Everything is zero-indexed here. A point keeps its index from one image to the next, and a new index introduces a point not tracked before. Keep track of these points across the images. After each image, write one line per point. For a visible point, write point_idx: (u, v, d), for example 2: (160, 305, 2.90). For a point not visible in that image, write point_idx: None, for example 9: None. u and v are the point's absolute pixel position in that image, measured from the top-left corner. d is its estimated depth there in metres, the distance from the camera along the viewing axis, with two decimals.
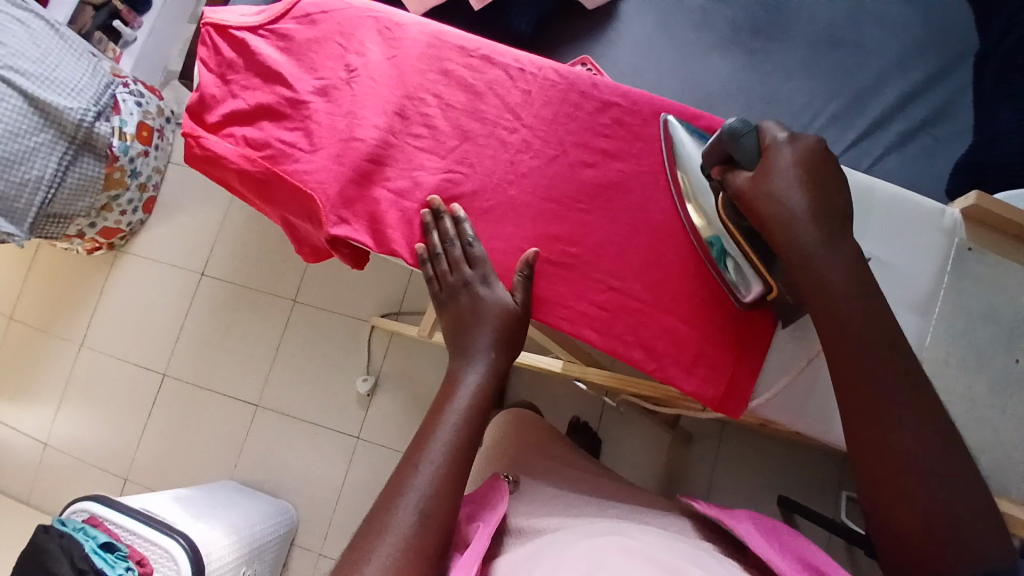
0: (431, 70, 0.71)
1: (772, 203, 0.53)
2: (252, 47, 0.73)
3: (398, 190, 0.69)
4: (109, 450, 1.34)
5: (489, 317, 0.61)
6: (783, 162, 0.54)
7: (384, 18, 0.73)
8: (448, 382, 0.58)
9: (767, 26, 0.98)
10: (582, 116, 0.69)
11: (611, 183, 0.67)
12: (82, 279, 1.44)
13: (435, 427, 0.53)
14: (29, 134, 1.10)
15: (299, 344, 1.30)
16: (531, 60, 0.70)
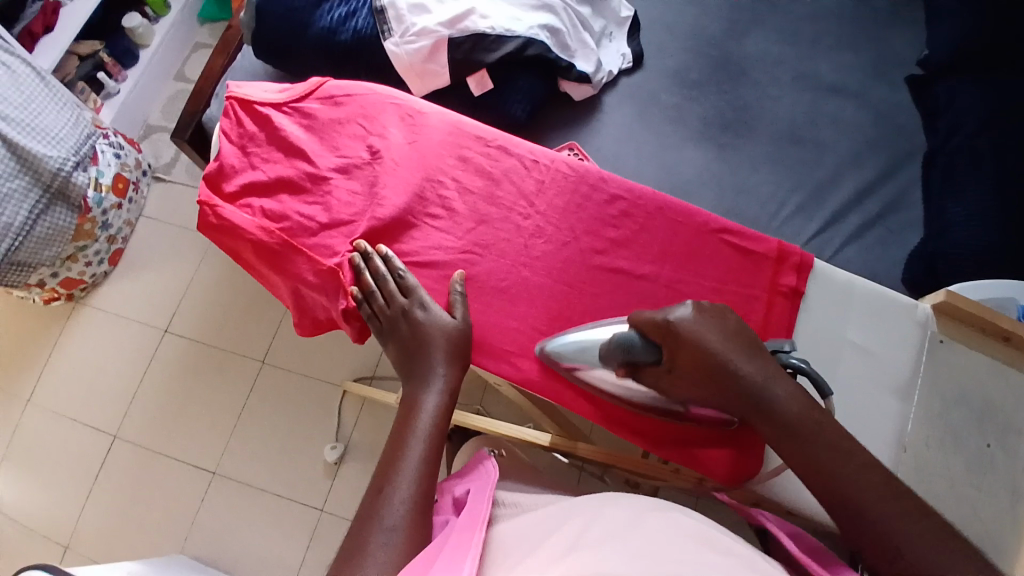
0: (450, 155, 0.74)
1: (699, 368, 0.56)
2: (277, 123, 0.76)
3: (418, 267, 0.71)
4: (49, 519, 1.24)
5: (433, 339, 0.66)
6: (688, 359, 0.56)
7: (406, 105, 0.77)
8: (407, 407, 0.63)
9: (737, 123, 1.05)
10: (593, 207, 0.72)
11: (620, 269, 0.70)
12: (36, 332, 1.37)
13: (401, 456, 0.59)
14: (5, 180, 1.09)
15: (265, 407, 1.26)
16: (545, 153, 0.75)
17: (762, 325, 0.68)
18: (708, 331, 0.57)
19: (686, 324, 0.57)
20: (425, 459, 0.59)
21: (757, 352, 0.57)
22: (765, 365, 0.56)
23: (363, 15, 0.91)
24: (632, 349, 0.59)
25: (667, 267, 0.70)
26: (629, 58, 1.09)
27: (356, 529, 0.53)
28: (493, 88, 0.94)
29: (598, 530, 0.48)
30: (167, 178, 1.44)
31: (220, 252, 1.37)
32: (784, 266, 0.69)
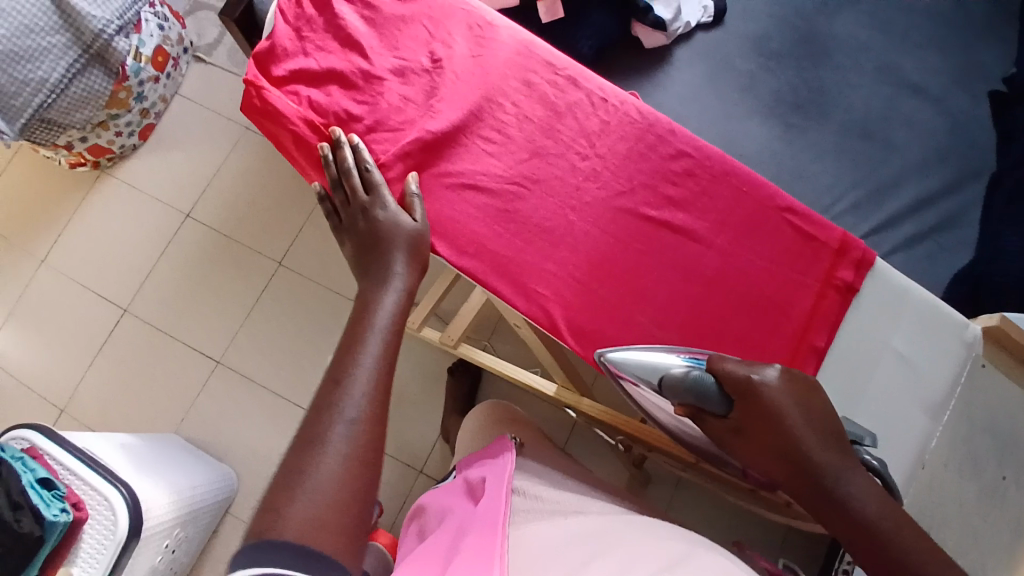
0: (515, 77, 0.70)
1: (770, 444, 0.52)
2: (338, 11, 0.71)
3: (462, 189, 0.67)
4: (52, 378, 1.27)
5: (398, 239, 0.62)
6: (769, 415, 0.52)
7: (477, 16, 0.72)
8: (363, 300, 0.58)
9: (808, 105, 1.00)
10: (656, 159, 0.68)
11: (671, 229, 0.67)
12: (58, 194, 1.37)
13: (359, 347, 0.53)
14: (44, 33, 1.07)
15: (275, 310, 1.25)
16: (615, 91, 0.70)
17: (809, 317, 0.64)
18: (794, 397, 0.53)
19: (772, 389, 0.53)
20: (385, 352, 0.54)
21: (839, 452, 0.52)
22: (847, 464, 0.51)
23: None
24: (706, 397, 0.55)
25: (721, 237, 0.66)
26: (710, 12, 1.02)
27: (309, 421, 0.48)
28: (564, 17, 0.89)
29: (647, 556, 0.49)
30: (210, 60, 1.39)
31: (252, 146, 1.34)
32: (844, 257, 0.65)
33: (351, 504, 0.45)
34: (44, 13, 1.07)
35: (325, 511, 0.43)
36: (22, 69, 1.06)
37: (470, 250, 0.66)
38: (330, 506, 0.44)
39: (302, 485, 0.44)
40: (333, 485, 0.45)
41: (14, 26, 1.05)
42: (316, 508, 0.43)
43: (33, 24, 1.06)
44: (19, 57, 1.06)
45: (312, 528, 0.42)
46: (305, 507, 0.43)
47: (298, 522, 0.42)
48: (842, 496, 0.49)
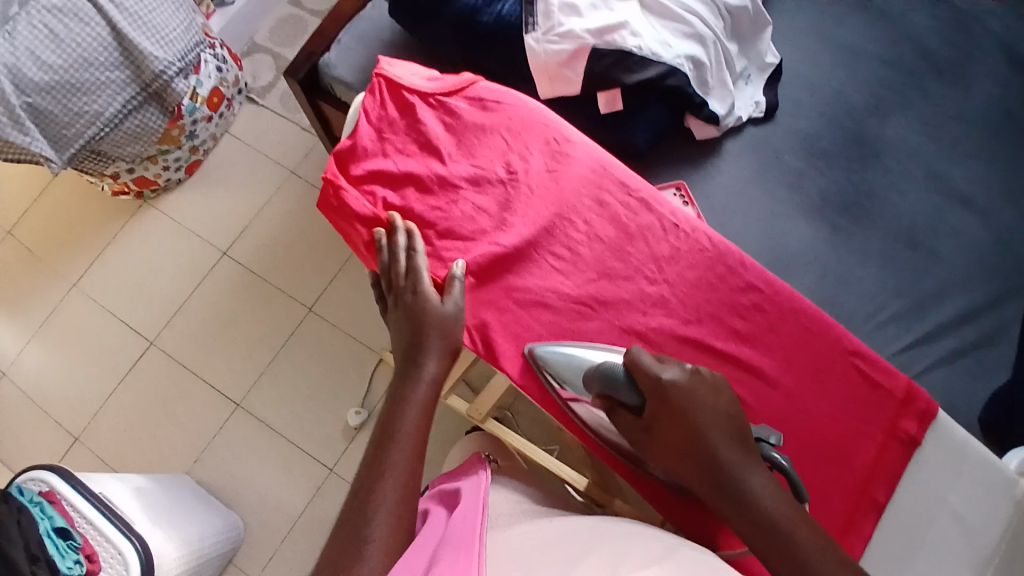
0: (588, 195, 0.71)
1: (676, 430, 0.58)
2: (419, 116, 0.74)
3: (526, 305, 0.68)
4: (72, 404, 1.27)
5: (433, 335, 0.65)
6: (665, 405, 0.58)
7: (555, 128, 0.73)
8: (390, 416, 0.62)
9: (857, 209, 1.00)
10: (727, 291, 0.68)
11: (739, 364, 0.67)
12: (99, 219, 1.39)
13: (386, 459, 0.58)
14: (104, 69, 1.09)
15: (301, 357, 1.25)
16: (689, 217, 0.70)
17: (870, 466, 0.66)
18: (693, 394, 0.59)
19: (676, 384, 0.59)
20: (407, 471, 0.58)
21: (746, 450, 0.57)
22: (749, 456, 0.57)
23: (511, 1, 0.86)
24: (615, 385, 0.61)
25: (788, 378, 0.67)
26: (762, 108, 1.02)
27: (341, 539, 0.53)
28: (622, 110, 0.88)
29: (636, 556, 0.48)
30: (261, 102, 1.42)
31: (293, 189, 1.36)
32: (907, 410, 0.65)
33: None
34: (103, 48, 1.08)
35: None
36: (78, 103, 1.08)
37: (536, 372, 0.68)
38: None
39: None
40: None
41: (74, 60, 1.06)
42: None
43: (91, 58, 1.07)
44: (75, 90, 1.07)
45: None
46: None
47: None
48: (738, 484, 0.55)
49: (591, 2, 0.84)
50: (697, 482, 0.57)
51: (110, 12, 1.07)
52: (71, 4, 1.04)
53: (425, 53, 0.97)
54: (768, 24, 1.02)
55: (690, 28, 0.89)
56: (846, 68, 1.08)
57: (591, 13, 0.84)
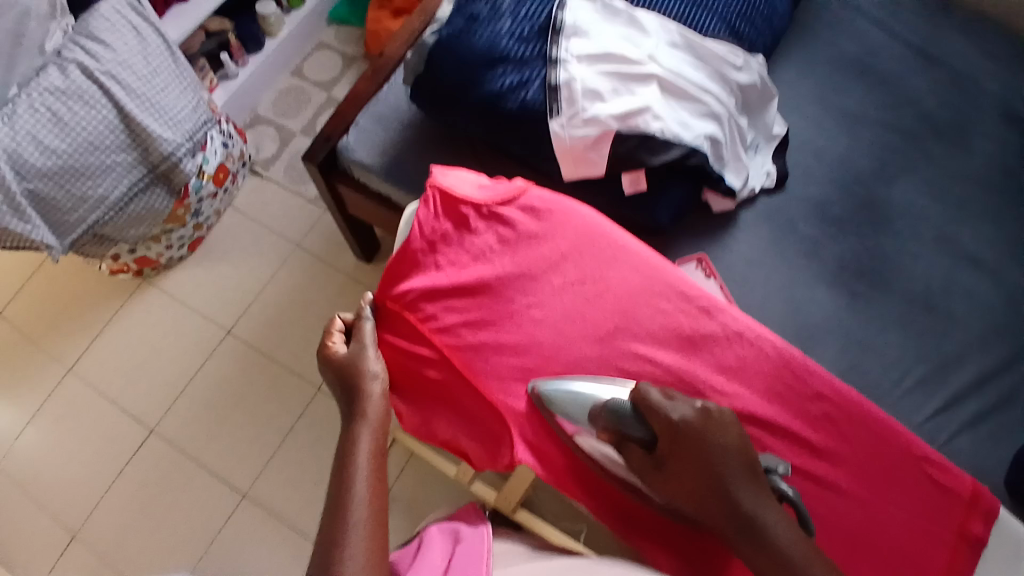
0: (647, 304, 0.70)
1: (691, 470, 0.58)
2: (473, 229, 0.75)
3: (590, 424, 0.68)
4: (69, 497, 1.21)
5: (361, 377, 0.70)
6: (687, 438, 0.59)
7: (609, 237, 0.73)
8: (344, 450, 0.66)
9: (873, 274, 1.00)
10: (796, 400, 0.68)
11: (811, 475, 0.66)
12: (96, 300, 1.35)
13: (349, 487, 0.62)
14: (110, 152, 1.07)
15: (311, 438, 1.22)
16: (752, 325, 0.69)
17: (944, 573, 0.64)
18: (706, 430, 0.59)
19: (689, 422, 0.59)
20: (369, 502, 0.62)
21: (753, 477, 0.58)
22: (760, 491, 0.57)
23: (534, 86, 0.87)
24: (623, 419, 0.61)
25: (863, 489, 0.66)
26: (773, 177, 1.02)
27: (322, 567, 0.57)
28: (646, 189, 0.89)
29: None
30: (266, 174, 1.43)
31: (299, 262, 1.35)
32: (976, 512, 0.65)
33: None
34: (109, 131, 1.06)
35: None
36: (83, 186, 1.06)
37: (595, 487, 0.68)
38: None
39: None
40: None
41: (80, 143, 1.03)
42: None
43: (97, 141, 1.05)
44: (79, 173, 1.05)
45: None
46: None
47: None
48: (754, 520, 0.56)
49: (613, 87, 0.86)
50: (713, 524, 0.58)
51: (115, 93, 1.05)
52: (75, 87, 1.02)
53: (443, 136, 0.99)
54: (774, 96, 1.02)
55: (707, 107, 0.89)
56: (850, 134, 1.11)
57: (614, 97, 0.85)
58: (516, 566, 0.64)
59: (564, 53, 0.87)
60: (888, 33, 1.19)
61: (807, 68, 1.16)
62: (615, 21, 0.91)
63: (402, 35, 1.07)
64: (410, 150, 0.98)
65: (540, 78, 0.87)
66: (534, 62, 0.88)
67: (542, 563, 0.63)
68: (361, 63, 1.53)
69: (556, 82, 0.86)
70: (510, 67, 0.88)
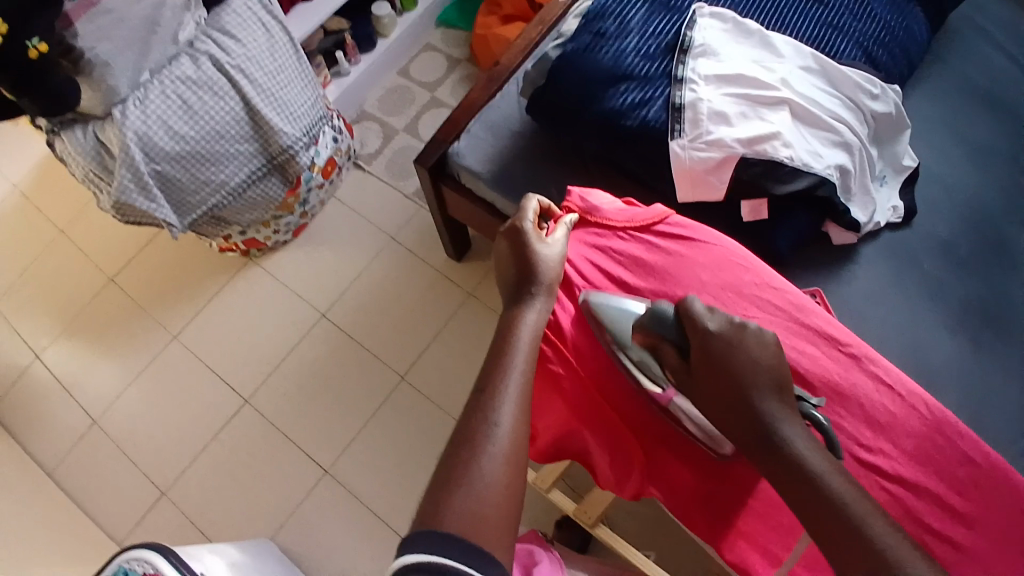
0: (793, 345, 0.69)
1: (722, 385, 0.57)
2: (612, 251, 0.75)
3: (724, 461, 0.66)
4: (164, 457, 1.28)
5: (539, 277, 0.67)
6: (716, 355, 0.58)
7: (753, 272, 0.73)
8: (508, 320, 0.64)
9: (999, 323, 0.91)
10: (944, 463, 0.64)
11: (953, 542, 0.61)
12: (204, 273, 1.43)
13: (505, 367, 0.57)
14: (233, 141, 1.12)
15: (392, 427, 1.24)
16: (900, 378, 0.68)
17: None
18: (733, 350, 0.58)
19: (717, 336, 0.58)
20: (524, 387, 0.56)
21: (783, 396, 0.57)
22: None
23: (657, 106, 0.85)
24: (661, 325, 0.62)
25: (1005, 565, 0.61)
26: (899, 213, 0.95)
27: (462, 434, 0.53)
28: (766, 217, 0.86)
29: None
30: (367, 168, 1.47)
31: (394, 255, 1.38)
32: None
33: (498, 525, 0.47)
34: (235, 122, 1.11)
35: (484, 512, 0.47)
36: (207, 172, 1.12)
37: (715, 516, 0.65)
38: (489, 511, 0.47)
39: (455, 498, 0.48)
40: (488, 500, 0.48)
41: (209, 132, 1.09)
42: (470, 514, 0.47)
43: (224, 131, 1.10)
44: (205, 160, 1.10)
45: (472, 524, 0.46)
46: (459, 513, 0.47)
47: (456, 518, 0.46)
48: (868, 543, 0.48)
49: (741, 110, 0.83)
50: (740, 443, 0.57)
51: (243, 86, 1.10)
52: (206, 78, 1.07)
53: (555, 146, 1.00)
54: (908, 128, 0.95)
55: (840, 136, 0.85)
56: (979, 169, 1.01)
57: (741, 121, 0.83)
58: None
59: (691, 72, 0.86)
60: (1016, 66, 1.09)
61: (941, 94, 1.07)
62: (746, 41, 0.88)
63: (519, 44, 1.08)
64: (522, 159, 1.00)
65: (662, 97, 0.86)
66: (657, 81, 0.87)
67: None
68: (463, 67, 1.55)
69: (680, 102, 0.84)
70: (634, 85, 0.87)
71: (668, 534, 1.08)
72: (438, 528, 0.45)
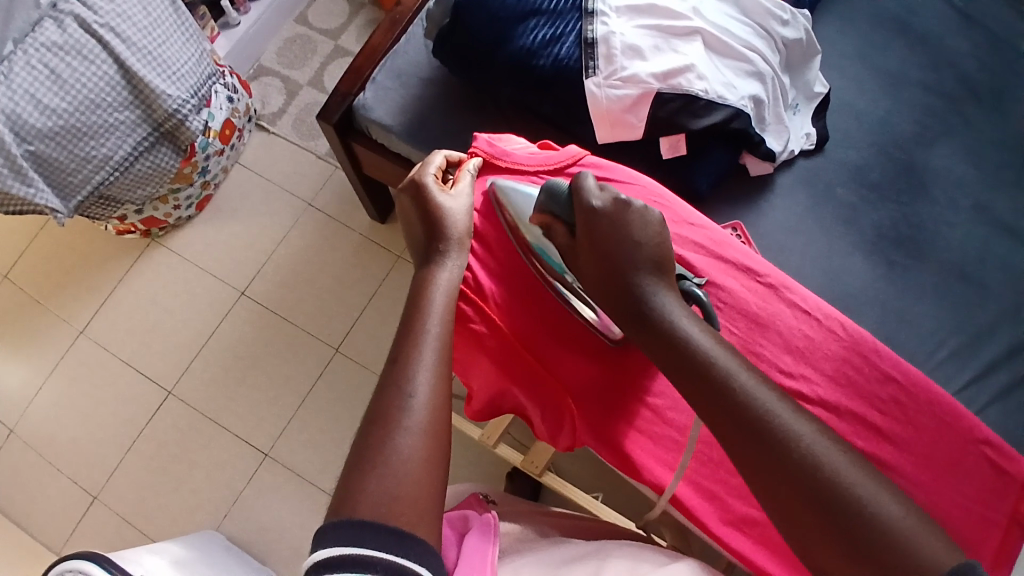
0: (715, 280, 0.69)
1: (603, 264, 0.59)
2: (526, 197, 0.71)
3: (657, 408, 0.65)
4: (86, 461, 1.20)
5: (449, 233, 0.63)
6: (599, 234, 0.59)
7: (671, 209, 0.72)
8: (420, 283, 0.60)
9: (910, 242, 0.93)
10: (863, 383, 0.67)
11: (875, 459, 0.64)
12: (104, 260, 1.31)
13: (419, 335, 0.54)
14: (112, 110, 1.01)
15: (328, 401, 1.20)
16: (817, 303, 0.69)
17: (994, 555, 0.62)
18: (615, 231, 0.58)
19: (602, 216, 0.59)
20: (441, 353, 0.54)
21: (663, 272, 0.58)
22: None
23: (568, 43, 0.81)
24: (553, 204, 0.62)
25: (926, 474, 0.64)
26: (813, 140, 0.95)
27: (375, 410, 0.50)
28: (685, 153, 0.85)
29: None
30: (273, 129, 1.37)
31: (312, 222, 1.31)
32: None
33: (419, 504, 0.45)
34: (111, 87, 1.00)
35: (403, 490, 0.45)
36: (86, 147, 1.00)
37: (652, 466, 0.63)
38: (408, 489, 0.45)
39: (371, 480, 0.45)
40: (407, 477, 0.46)
41: (81, 102, 0.97)
42: (387, 496, 0.44)
43: (99, 99, 0.99)
44: (81, 134, 0.99)
45: (390, 507, 0.44)
46: (376, 497, 0.44)
47: (372, 502, 0.44)
48: None
49: (654, 43, 0.80)
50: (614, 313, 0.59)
51: (115, 47, 0.98)
52: (74, 42, 0.95)
53: (467, 93, 0.95)
54: (818, 53, 0.94)
55: (752, 66, 0.84)
56: (887, 88, 1.02)
57: (655, 55, 0.80)
58: (526, 556, 0.59)
59: (602, 5, 0.82)
60: None
61: (848, 16, 1.07)
62: None
63: None
64: (433, 108, 0.95)
65: (574, 32, 0.82)
66: (567, 15, 0.82)
67: (546, 556, 0.57)
68: (367, 11, 1.44)
69: (592, 37, 0.80)
70: (543, 20, 0.83)
71: (609, 474, 1.10)
72: (352, 516, 0.43)
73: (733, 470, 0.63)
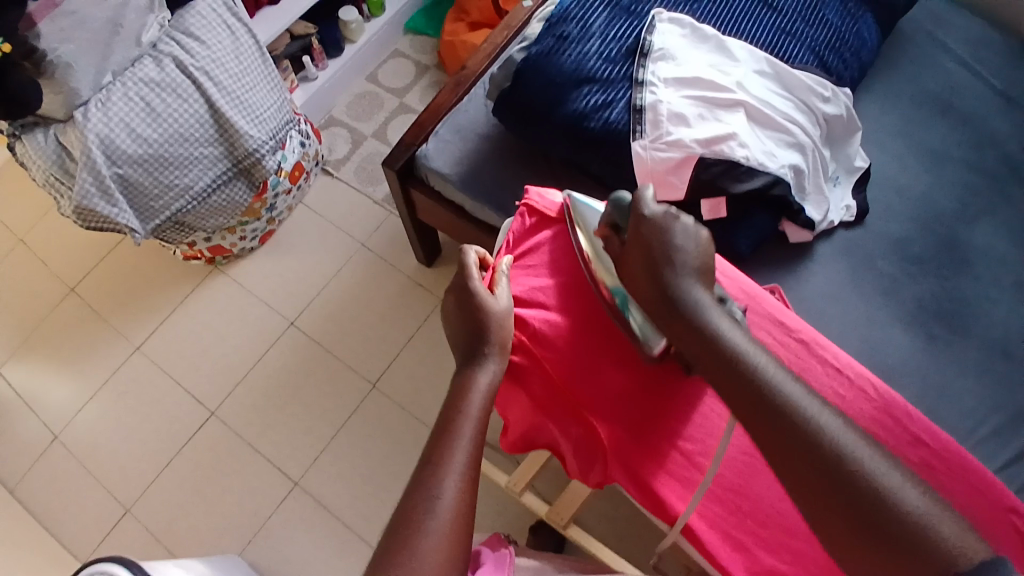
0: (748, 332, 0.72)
1: (651, 270, 0.65)
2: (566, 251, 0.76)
3: (687, 453, 0.67)
4: (126, 473, 1.25)
5: (490, 337, 0.67)
6: (651, 239, 0.65)
7: None
8: (459, 385, 0.64)
9: (951, 317, 0.94)
10: (894, 444, 0.67)
11: None
12: (167, 283, 1.41)
13: (451, 441, 0.58)
14: (198, 144, 1.11)
15: (363, 435, 1.23)
16: (849, 361, 0.71)
17: None
18: (664, 238, 0.65)
19: (654, 224, 0.66)
20: (469, 461, 0.58)
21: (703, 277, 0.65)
22: None
23: (618, 108, 0.88)
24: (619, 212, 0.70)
25: None
26: (853, 212, 0.98)
27: (403, 511, 0.54)
28: (725, 215, 0.89)
29: None
30: (336, 174, 1.47)
31: (363, 262, 1.38)
32: None
33: None
34: (199, 124, 1.10)
35: None
36: (170, 176, 1.10)
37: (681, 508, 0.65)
38: None
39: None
40: None
41: (173, 135, 1.08)
42: None
43: (187, 133, 1.09)
44: (168, 164, 1.09)
45: None
46: None
47: None
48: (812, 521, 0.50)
49: (699, 112, 0.85)
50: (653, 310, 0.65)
51: (207, 88, 1.09)
52: (170, 80, 1.07)
53: (521, 150, 1.02)
54: (859, 130, 0.98)
55: (792, 137, 0.88)
56: (930, 168, 1.05)
57: (699, 123, 0.85)
58: None
59: (651, 75, 0.88)
60: (966, 67, 1.13)
61: (892, 98, 1.11)
62: (704, 46, 0.92)
63: (485, 49, 1.10)
64: (489, 161, 1.02)
65: (624, 99, 0.88)
66: (618, 84, 0.89)
67: None
68: (432, 73, 1.56)
69: (641, 104, 0.87)
70: (596, 87, 0.89)
71: (635, 531, 1.09)
72: None
73: (762, 521, 0.64)
